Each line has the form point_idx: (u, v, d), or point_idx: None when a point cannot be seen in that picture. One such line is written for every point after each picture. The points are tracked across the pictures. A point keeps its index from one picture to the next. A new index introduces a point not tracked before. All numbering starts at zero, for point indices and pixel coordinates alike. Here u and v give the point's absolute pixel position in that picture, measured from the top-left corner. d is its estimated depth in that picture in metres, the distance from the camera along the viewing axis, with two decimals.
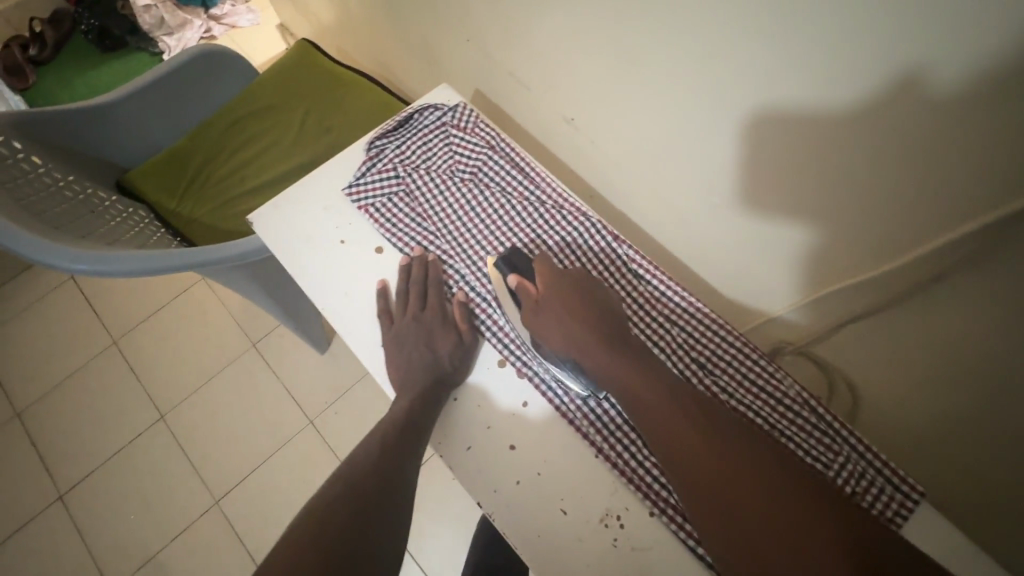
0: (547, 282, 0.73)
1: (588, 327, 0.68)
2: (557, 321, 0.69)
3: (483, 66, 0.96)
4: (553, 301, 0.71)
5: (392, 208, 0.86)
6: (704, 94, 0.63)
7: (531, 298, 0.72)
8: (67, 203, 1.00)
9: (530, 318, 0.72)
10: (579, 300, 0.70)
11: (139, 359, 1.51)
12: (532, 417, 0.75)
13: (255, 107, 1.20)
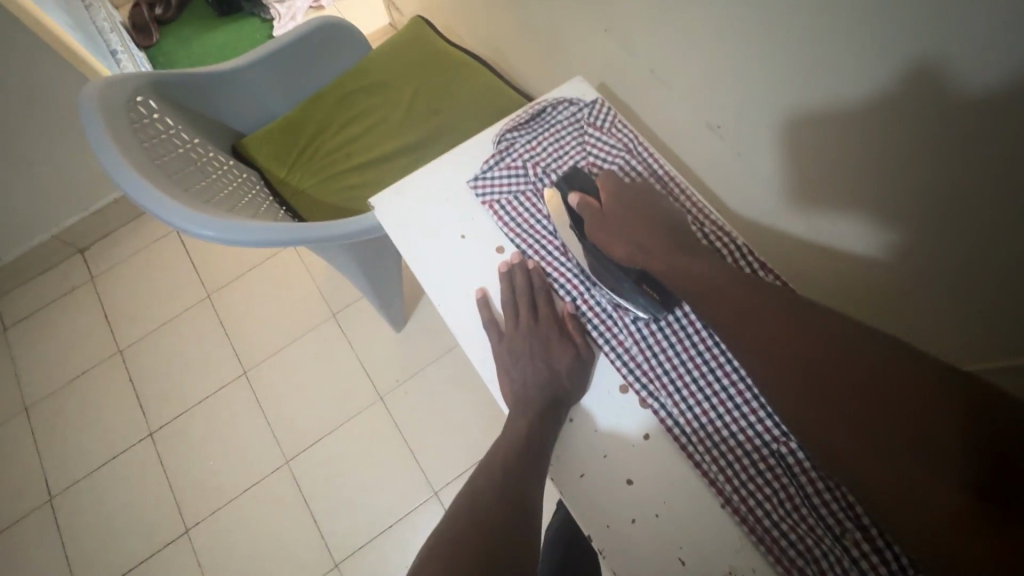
0: (611, 192, 0.61)
1: (661, 233, 0.58)
2: (627, 233, 0.58)
3: (607, 46, 0.84)
4: (623, 205, 0.60)
5: (510, 204, 0.66)
6: (916, 96, 0.50)
7: (597, 214, 0.60)
8: (191, 165, 0.96)
9: (595, 230, 0.59)
10: (647, 202, 0.61)
11: (228, 314, 1.59)
12: (671, 497, 0.54)
13: (367, 82, 1.17)
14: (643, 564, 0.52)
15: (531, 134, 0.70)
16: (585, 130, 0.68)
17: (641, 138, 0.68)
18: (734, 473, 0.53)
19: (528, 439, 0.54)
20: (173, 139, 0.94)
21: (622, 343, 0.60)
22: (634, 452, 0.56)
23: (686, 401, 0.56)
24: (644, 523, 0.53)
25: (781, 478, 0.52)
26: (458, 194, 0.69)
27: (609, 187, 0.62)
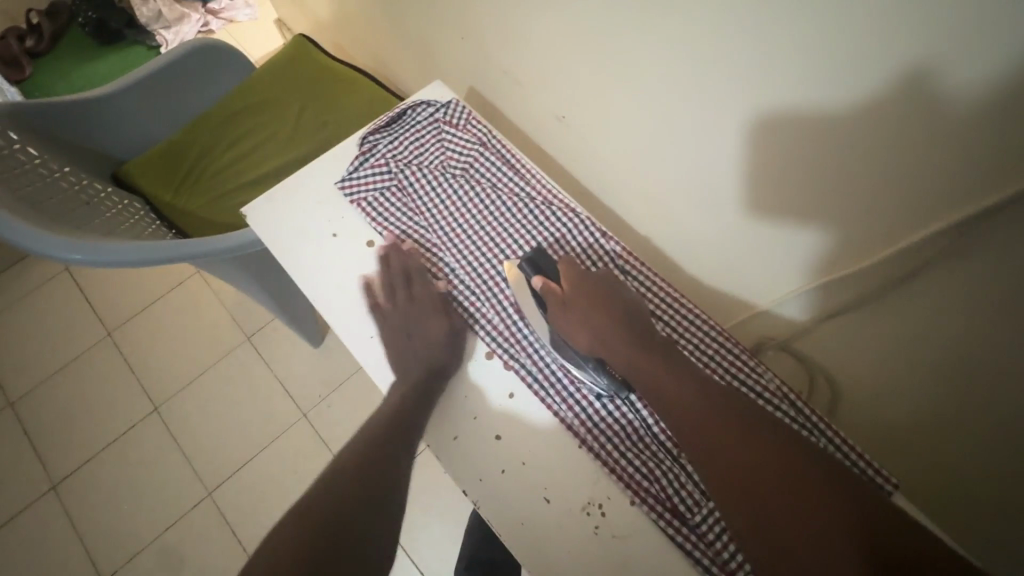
0: (575, 279, 0.61)
1: (623, 326, 0.57)
2: (587, 323, 0.58)
3: (469, 52, 0.91)
4: (584, 296, 0.59)
5: (376, 200, 0.71)
6: (697, 73, 0.60)
7: (559, 303, 0.59)
8: (62, 194, 0.93)
9: (555, 316, 0.59)
10: (609, 291, 0.60)
11: (133, 350, 1.52)
12: (534, 445, 0.60)
13: (252, 101, 1.18)
14: (514, 506, 0.58)
15: (393, 138, 0.74)
16: (441, 127, 0.74)
17: (492, 130, 0.75)
18: (594, 425, 0.60)
19: (399, 410, 0.59)
20: (41, 170, 0.92)
21: (485, 315, 0.66)
22: (502, 412, 0.62)
23: (545, 362, 0.63)
24: (513, 469, 0.59)
25: (639, 430, 0.59)
26: (327, 196, 0.72)
27: (572, 275, 0.61)
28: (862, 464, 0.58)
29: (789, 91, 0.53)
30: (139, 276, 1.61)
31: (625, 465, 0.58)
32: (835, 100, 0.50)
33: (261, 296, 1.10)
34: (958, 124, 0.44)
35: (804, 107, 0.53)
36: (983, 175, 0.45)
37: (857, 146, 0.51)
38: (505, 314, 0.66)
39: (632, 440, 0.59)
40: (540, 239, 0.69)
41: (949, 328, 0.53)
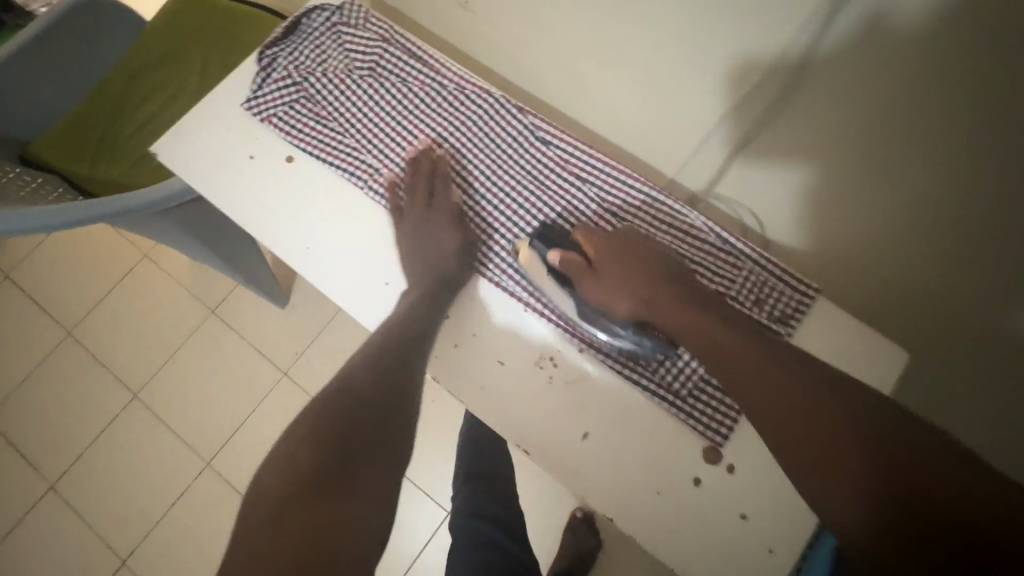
0: (600, 247, 0.60)
1: (667, 285, 0.56)
2: (622, 285, 0.57)
3: None
4: (615, 260, 0.58)
5: (287, 114, 0.69)
6: None
7: (585, 271, 0.58)
8: None
9: (590, 287, 0.58)
10: (644, 252, 0.59)
11: (97, 344, 1.49)
12: (488, 324, 0.62)
13: (151, 55, 1.11)
14: (470, 372, 0.61)
15: (292, 50, 0.72)
16: (339, 30, 0.72)
17: (391, 25, 0.73)
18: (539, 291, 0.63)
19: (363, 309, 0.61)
20: None
21: None
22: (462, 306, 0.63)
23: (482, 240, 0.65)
24: (466, 341, 0.62)
25: None
26: (234, 121, 0.70)
27: (592, 241, 0.60)
28: (784, 276, 0.62)
29: None
30: (83, 270, 1.55)
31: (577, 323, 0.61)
32: None
33: (209, 256, 1.08)
34: None
35: None
36: None
37: None
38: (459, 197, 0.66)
39: None
40: (457, 126, 0.68)
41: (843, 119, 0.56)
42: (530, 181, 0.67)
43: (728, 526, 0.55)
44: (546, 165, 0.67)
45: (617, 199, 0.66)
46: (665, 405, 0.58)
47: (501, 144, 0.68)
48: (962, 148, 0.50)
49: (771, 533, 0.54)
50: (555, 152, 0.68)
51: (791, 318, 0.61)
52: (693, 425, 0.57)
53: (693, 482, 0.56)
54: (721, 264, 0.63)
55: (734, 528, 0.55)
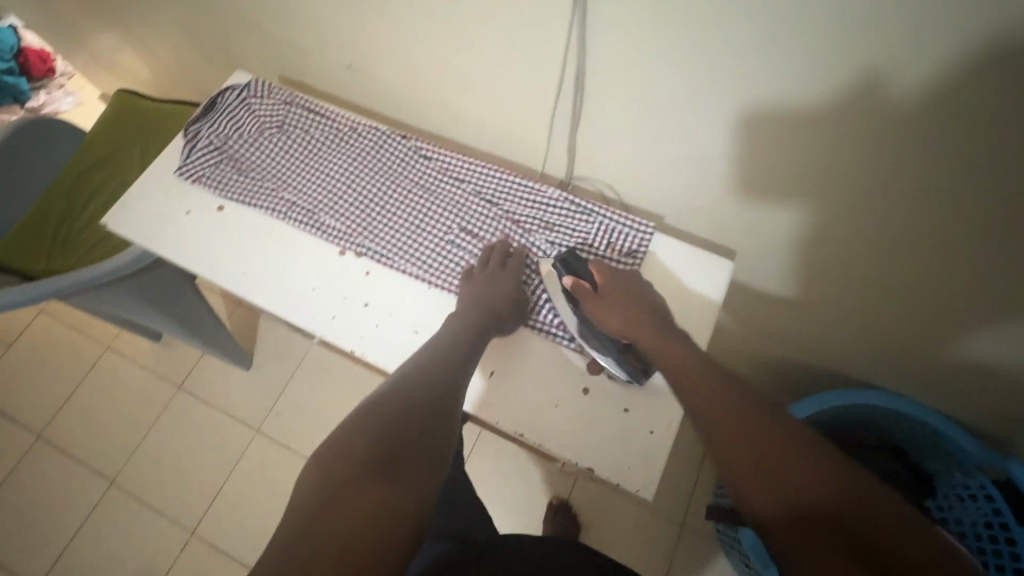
0: (608, 279, 0.68)
1: (646, 317, 0.63)
2: (619, 309, 0.65)
3: (261, 44, 1.07)
4: (618, 291, 0.67)
5: (214, 173, 0.84)
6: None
7: (592, 294, 0.67)
8: None
9: (591, 306, 0.67)
10: (644, 297, 0.66)
11: (69, 440, 1.53)
12: (417, 306, 0.75)
13: (93, 157, 1.25)
14: (393, 345, 0.73)
15: (212, 124, 0.87)
16: (249, 101, 0.88)
17: (291, 90, 0.89)
18: (440, 272, 0.77)
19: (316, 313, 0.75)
20: None
21: (327, 225, 0.80)
22: (458, 334, 0.68)
23: (387, 241, 0.79)
24: (385, 321, 0.74)
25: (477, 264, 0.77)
26: (170, 186, 0.84)
27: (604, 272, 0.69)
28: (627, 222, 0.77)
29: None
30: (48, 372, 1.61)
31: None
32: None
33: (168, 322, 1.19)
34: None
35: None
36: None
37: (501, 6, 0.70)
38: (438, 258, 0.78)
39: None
40: (354, 158, 0.84)
41: (624, 105, 0.74)
42: (419, 189, 0.82)
43: (613, 418, 0.67)
44: (429, 175, 0.82)
45: (489, 190, 0.81)
46: (556, 341, 0.72)
47: (391, 166, 0.83)
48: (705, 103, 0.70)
49: (651, 417, 0.67)
50: (435, 163, 0.83)
51: (639, 254, 0.77)
52: (577, 348, 0.71)
53: (582, 392, 0.69)
54: (579, 222, 0.78)
55: (618, 418, 0.67)
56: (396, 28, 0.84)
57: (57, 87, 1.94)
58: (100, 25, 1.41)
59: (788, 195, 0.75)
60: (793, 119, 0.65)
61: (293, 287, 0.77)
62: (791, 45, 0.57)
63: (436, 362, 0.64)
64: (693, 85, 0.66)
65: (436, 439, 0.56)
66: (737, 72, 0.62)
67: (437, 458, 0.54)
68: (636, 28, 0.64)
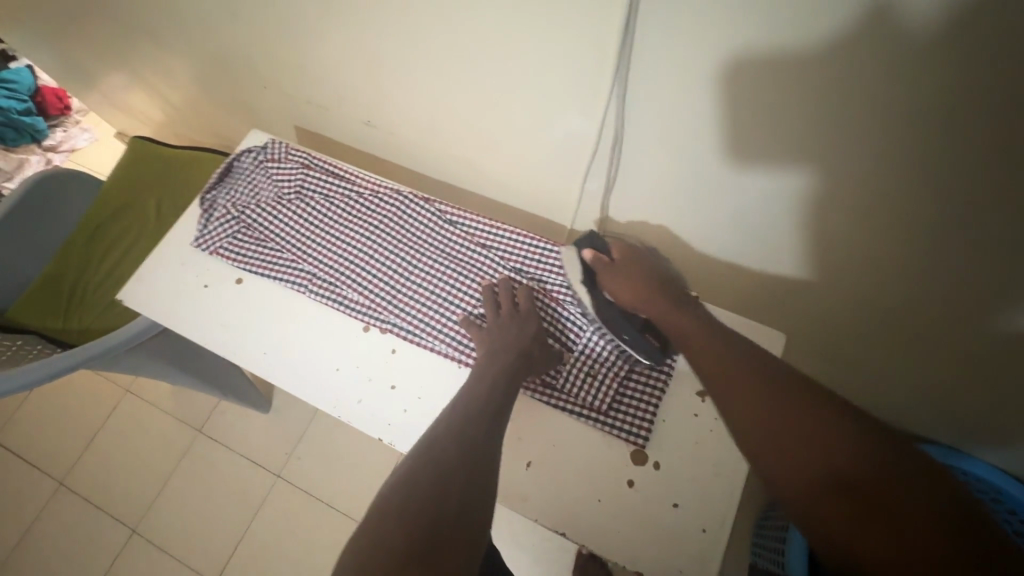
0: (623, 252, 0.70)
1: (659, 287, 0.65)
2: (630, 281, 0.66)
3: (279, 97, 1.05)
4: (633, 264, 0.68)
5: (231, 243, 0.81)
6: (421, 60, 0.75)
7: (608, 266, 0.69)
8: None
9: (607, 277, 0.68)
10: (658, 272, 0.67)
11: (90, 487, 1.52)
12: (445, 387, 0.71)
13: (110, 208, 1.24)
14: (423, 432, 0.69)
15: (229, 190, 0.84)
16: (266, 165, 0.85)
17: (310, 152, 0.86)
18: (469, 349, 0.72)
19: (341, 396, 0.71)
20: None
21: (350, 299, 0.76)
22: None
23: (412, 314, 0.75)
24: (413, 404, 0.70)
25: None
26: (189, 258, 0.82)
27: (622, 248, 0.70)
28: None
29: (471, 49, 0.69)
30: (68, 417, 1.60)
31: None
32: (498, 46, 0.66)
33: (187, 376, 1.16)
34: (561, 35, 0.60)
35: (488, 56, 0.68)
36: (590, 62, 0.62)
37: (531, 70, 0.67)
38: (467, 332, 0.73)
39: None
40: (374, 224, 0.80)
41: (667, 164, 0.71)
42: (443, 255, 0.78)
43: (661, 517, 0.62)
44: (453, 240, 0.78)
45: (519, 256, 0.76)
46: (598, 428, 0.67)
47: (414, 232, 0.79)
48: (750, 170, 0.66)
49: (703, 513, 0.62)
50: (461, 227, 0.79)
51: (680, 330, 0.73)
52: (617, 435, 0.66)
53: (627, 484, 0.64)
54: None
55: (669, 516, 0.62)
56: (418, 89, 0.82)
57: (73, 125, 1.94)
58: (114, 70, 1.40)
59: (842, 246, 0.72)
60: (852, 175, 0.62)
61: (317, 367, 0.73)
62: (855, 105, 0.55)
63: (466, 425, 0.57)
64: (744, 144, 0.64)
65: (475, 516, 0.50)
66: (796, 128, 0.60)
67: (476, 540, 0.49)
68: (683, 92, 0.61)
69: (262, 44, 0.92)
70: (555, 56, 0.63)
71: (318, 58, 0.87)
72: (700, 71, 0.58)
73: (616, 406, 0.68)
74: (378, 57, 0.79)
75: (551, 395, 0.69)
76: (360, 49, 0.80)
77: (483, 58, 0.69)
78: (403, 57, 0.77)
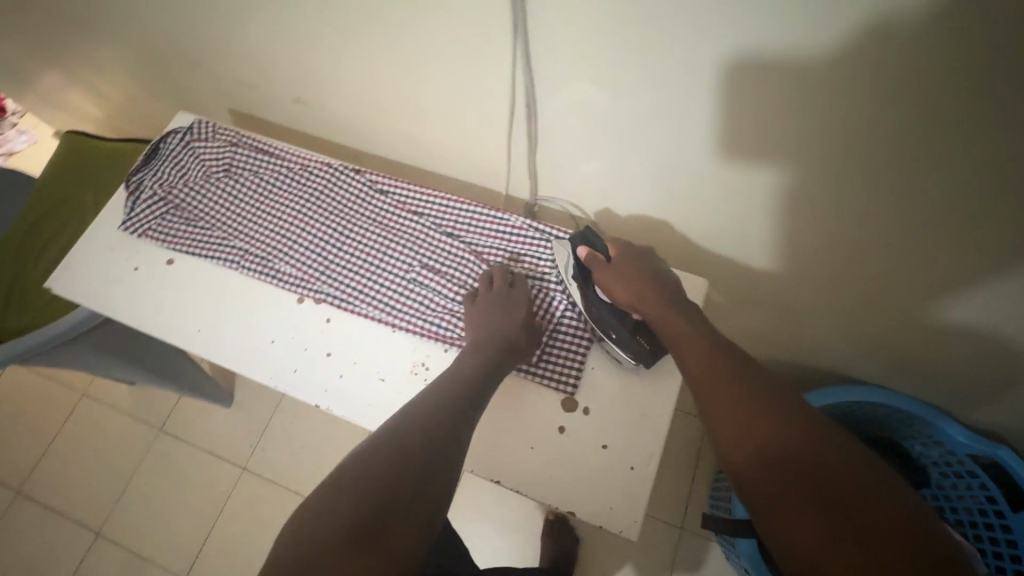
0: (621, 250, 0.67)
1: (659, 290, 0.63)
2: (628, 281, 0.64)
3: (209, 79, 1.03)
4: (631, 264, 0.66)
5: (160, 224, 0.80)
6: (336, 31, 0.75)
7: (605, 266, 0.66)
8: None
9: (602, 276, 0.66)
10: (658, 271, 0.65)
11: (50, 494, 1.49)
12: (380, 351, 0.72)
13: (44, 205, 1.20)
14: (358, 395, 0.70)
15: (157, 172, 0.83)
16: (193, 145, 0.84)
17: (237, 130, 0.85)
18: (402, 313, 0.73)
19: (277, 367, 0.72)
20: None
21: (283, 273, 0.76)
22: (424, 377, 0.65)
23: (344, 284, 0.75)
24: (348, 369, 0.71)
25: (441, 301, 0.74)
26: (117, 242, 0.81)
27: (619, 246, 0.68)
28: None
29: (380, 15, 0.69)
30: (23, 425, 1.56)
31: (447, 330, 0.72)
32: (406, 12, 0.67)
33: (135, 371, 1.14)
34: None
35: (399, 22, 0.69)
36: (494, 23, 0.62)
37: (441, 35, 0.68)
38: (400, 296, 0.75)
39: (451, 312, 0.73)
40: (305, 198, 0.80)
41: (583, 124, 0.72)
42: (374, 225, 0.79)
43: (591, 458, 0.65)
44: (384, 210, 0.79)
45: (450, 221, 0.77)
46: (528, 381, 0.69)
47: (345, 203, 0.80)
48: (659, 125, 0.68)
49: (630, 453, 0.65)
50: (391, 196, 0.80)
51: None
52: (546, 384, 0.68)
53: (558, 431, 0.67)
54: (543, 250, 0.74)
55: (598, 457, 0.65)
56: (340, 62, 0.81)
57: (10, 127, 1.87)
58: (40, 64, 1.35)
59: (754, 202, 0.74)
60: (753, 129, 0.63)
61: (251, 340, 0.73)
62: (746, 57, 0.55)
63: (429, 415, 0.57)
64: (648, 101, 0.65)
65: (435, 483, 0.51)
66: (692, 83, 0.60)
67: (434, 508, 0.50)
68: (586, 50, 0.61)
69: (182, 25, 0.90)
70: (461, 18, 0.64)
71: (237, 36, 0.86)
72: (598, 27, 0.58)
73: (544, 357, 0.70)
74: (295, 31, 0.79)
75: None
76: (276, 23, 0.79)
77: (398, 22, 0.69)
78: (317, 28, 0.76)
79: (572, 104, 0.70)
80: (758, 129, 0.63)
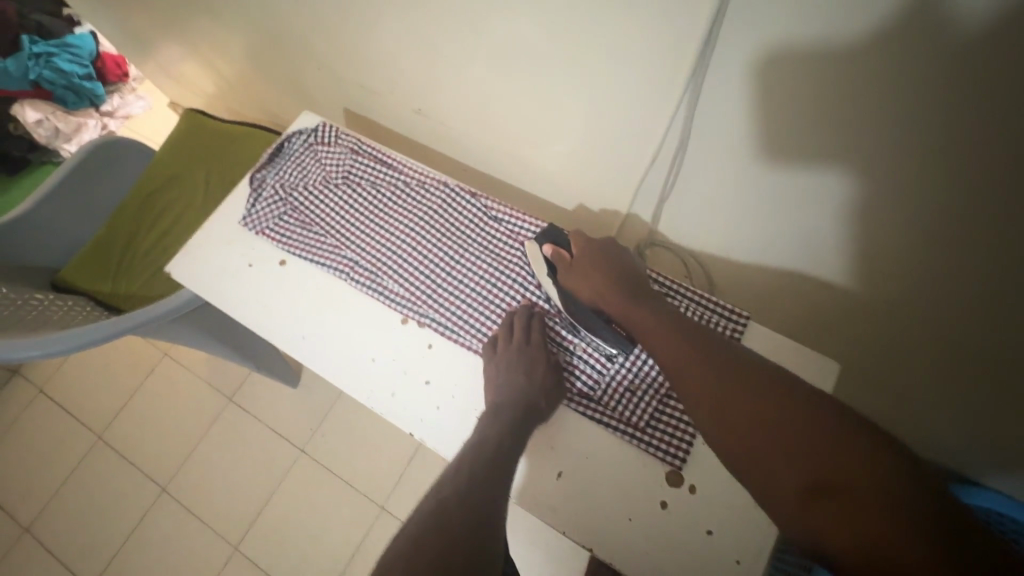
0: (583, 246, 0.69)
1: (620, 279, 0.65)
2: (591, 277, 0.66)
3: (331, 79, 1.05)
4: (592, 259, 0.68)
5: (276, 224, 0.81)
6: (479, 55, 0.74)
7: (567, 263, 0.68)
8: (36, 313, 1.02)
9: (568, 277, 0.68)
10: (619, 261, 0.67)
11: (126, 443, 1.58)
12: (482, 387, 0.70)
13: (160, 178, 1.27)
14: (453, 431, 0.68)
15: (277, 171, 0.85)
16: (315, 148, 0.85)
17: (359, 137, 0.85)
18: None
19: (377, 387, 0.71)
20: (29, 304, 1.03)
21: (391, 291, 0.76)
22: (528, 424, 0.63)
23: (449, 311, 0.74)
24: (446, 402, 0.70)
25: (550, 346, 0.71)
26: (235, 236, 0.82)
27: (581, 242, 0.70)
28: (721, 309, 0.73)
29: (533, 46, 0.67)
30: (110, 374, 1.67)
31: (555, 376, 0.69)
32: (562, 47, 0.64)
33: (223, 349, 1.19)
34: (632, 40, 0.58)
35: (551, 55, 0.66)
36: (660, 69, 0.59)
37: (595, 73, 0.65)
38: None
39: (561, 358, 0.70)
40: (416, 215, 0.80)
41: (729, 179, 0.68)
42: (484, 253, 0.76)
43: (696, 543, 0.60)
44: (496, 239, 0.77)
45: None
46: (635, 446, 0.65)
47: (457, 226, 0.78)
48: (818, 193, 0.62)
49: (738, 544, 0.60)
50: (506, 225, 0.77)
51: None
52: (655, 455, 0.64)
53: (660, 505, 0.62)
54: None
55: (702, 544, 0.60)
56: (473, 84, 0.80)
57: (128, 90, 1.97)
58: (172, 41, 1.42)
59: (907, 286, 0.67)
60: (932, 211, 0.57)
61: (353, 357, 0.73)
62: (949, 137, 0.49)
63: (499, 469, 0.57)
64: (815, 167, 0.59)
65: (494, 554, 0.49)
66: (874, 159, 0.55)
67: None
68: (756, 101, 0.57)
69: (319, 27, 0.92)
70: (624, 60, 0.61)
71: (373, 45, 0.86)
72: (779, 83, 0.53)
73: (658, 422, 0.65)
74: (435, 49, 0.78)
75: (590, 407, 0.67)
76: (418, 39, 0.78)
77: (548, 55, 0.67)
78: (459, 49, 0.75)
79: (721, 159, 0.66)
80: (939, 215, 0.57)
